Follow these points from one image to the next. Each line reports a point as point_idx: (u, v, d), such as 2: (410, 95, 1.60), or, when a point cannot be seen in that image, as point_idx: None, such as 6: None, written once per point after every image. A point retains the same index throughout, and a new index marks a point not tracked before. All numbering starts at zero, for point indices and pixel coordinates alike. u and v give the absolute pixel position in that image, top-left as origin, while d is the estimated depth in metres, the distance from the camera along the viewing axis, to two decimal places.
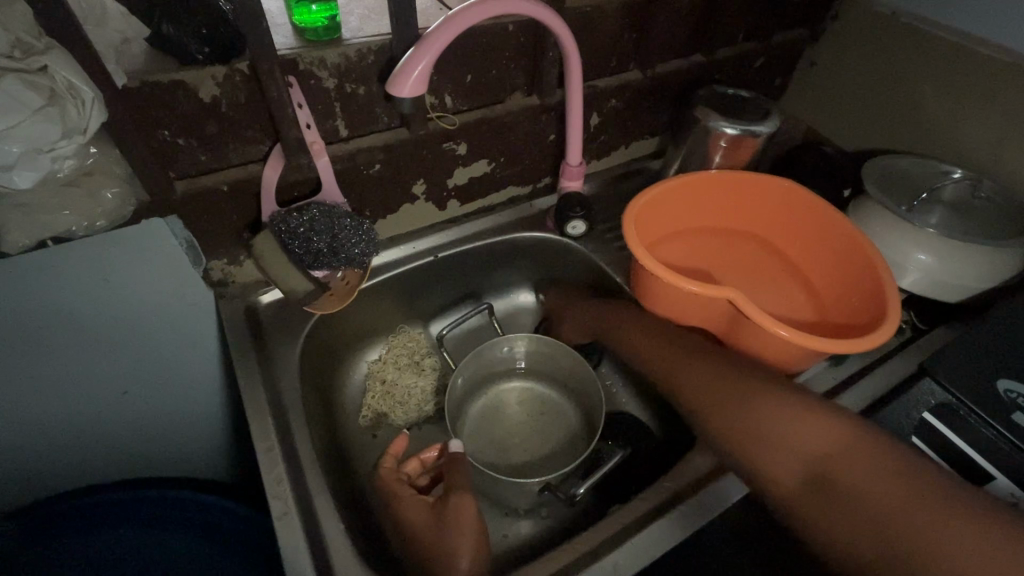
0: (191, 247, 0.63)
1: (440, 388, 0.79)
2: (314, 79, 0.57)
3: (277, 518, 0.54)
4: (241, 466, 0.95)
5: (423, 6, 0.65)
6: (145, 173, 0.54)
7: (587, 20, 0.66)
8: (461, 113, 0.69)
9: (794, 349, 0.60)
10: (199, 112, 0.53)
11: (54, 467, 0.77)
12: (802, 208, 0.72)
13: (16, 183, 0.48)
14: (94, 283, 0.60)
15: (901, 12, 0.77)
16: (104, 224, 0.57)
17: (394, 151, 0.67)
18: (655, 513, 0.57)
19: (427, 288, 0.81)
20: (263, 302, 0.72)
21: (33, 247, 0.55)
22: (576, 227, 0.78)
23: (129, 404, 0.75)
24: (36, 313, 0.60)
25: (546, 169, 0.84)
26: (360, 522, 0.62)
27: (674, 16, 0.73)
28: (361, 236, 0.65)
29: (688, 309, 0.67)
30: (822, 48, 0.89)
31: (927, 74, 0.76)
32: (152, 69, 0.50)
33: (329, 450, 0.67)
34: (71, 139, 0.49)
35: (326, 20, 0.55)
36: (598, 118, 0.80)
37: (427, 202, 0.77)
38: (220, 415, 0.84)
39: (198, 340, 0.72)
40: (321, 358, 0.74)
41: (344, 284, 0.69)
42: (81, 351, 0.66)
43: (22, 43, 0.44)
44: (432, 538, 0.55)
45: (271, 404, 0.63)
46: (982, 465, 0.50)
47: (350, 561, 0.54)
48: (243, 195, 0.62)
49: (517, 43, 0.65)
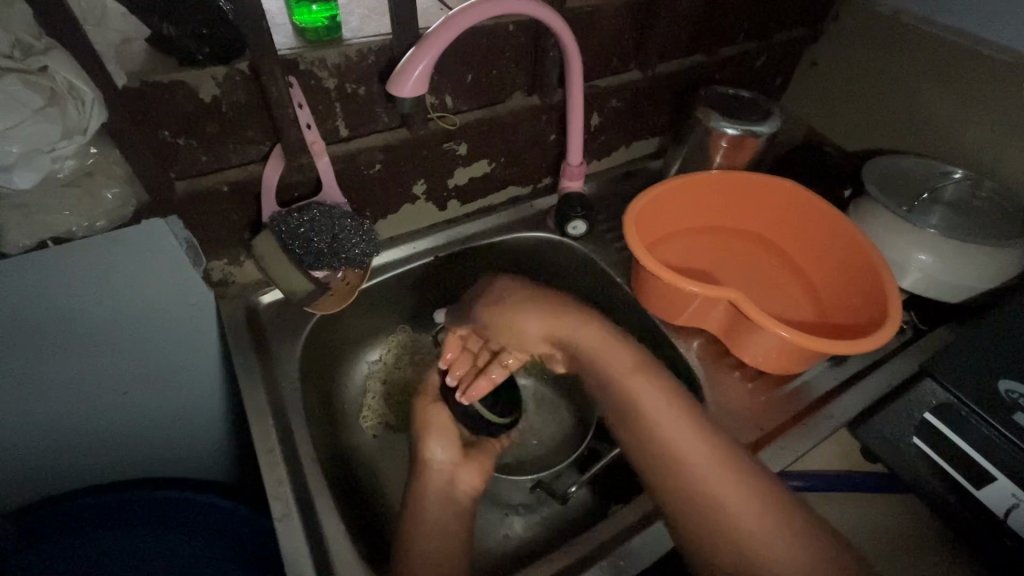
0: (191, 247, 0.63)
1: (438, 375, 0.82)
2: (315, 79, 0.56)
3: (278, 519, 0.54)
4: (241, 466, 0.95)
5: (423, 6, 0.65)
6: (145, 174, 0.54)
7: (588, 20, 0.66)
8: (462, 113, 0.69)
9: (793, 350, 0.60)
10: (199, 112, 0.53)
11: (54, 467, 0.77)
12: (801, 208, 0.72)
13: (16, 183, 0.48)
14: (95, 283, 0.60)
15: (901, 12, 0.77)
16: (104, 224, 0.57)
17: (394, 151, 0.67)
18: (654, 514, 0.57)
19: (428, 288, 0.81)
20: (263, 302, 0.72)
21: (34, 247, 0.54)
22: (576, 227, 0.78)
23: (130, 404, 0.75)
24: (37, 313, 0.59)
25: (546, 170, 0.84)
26: (358, 523, 0.62)
27: (675, 15, 0.72)
28: (361, 236, 0.65)
29: (688, 309, 0.66)
30: (823, 47, 0.88)
31: (927, 73, 0.76)
32: (151, 69, 0.50)
33: (329, 452, 0.67)
34: (71, 139, 0.49)
35: (327, 20, 0.55)
36: (599, 118, 0.80)
37: (428, 202, 0.77)
38: (221, 415, 0.84)
39: (199, 340, 0.72)
40: (321, 360, 0.74)
41: (345, 285, 0.68)
42: (81, 351, 0.66)
43: (22, 43, 0.44)
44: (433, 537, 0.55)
45: (271, 405, 0.63)
46: (981, 465, 0.51)
47: (351, 562, 0.54)
48: (243, 195, 0.62)
49: (517, 43, 0.65)
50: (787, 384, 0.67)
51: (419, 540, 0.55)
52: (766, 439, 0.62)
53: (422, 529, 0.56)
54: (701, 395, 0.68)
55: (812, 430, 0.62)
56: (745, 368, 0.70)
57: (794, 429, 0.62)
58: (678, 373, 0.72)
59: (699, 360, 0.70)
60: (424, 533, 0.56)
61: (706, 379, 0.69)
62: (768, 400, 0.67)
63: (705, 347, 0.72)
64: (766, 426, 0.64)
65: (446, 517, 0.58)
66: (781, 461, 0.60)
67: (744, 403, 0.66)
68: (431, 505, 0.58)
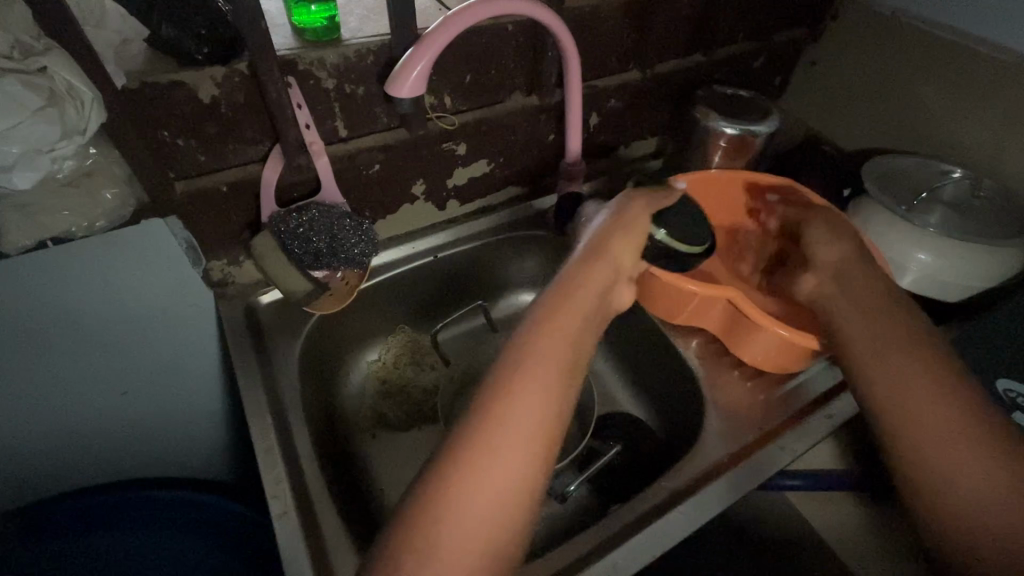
0: (191, 248, 0.62)
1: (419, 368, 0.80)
2: (314, 80, 0.57)
3: (277, 517, 0.54)
4: (241, 467, 0.95)
5: (422, 6, 0.65)
6: (146, 174, 0.54)
7: (587, 20, 0.67)
8: (461, 113, 0.69)
9: (792, 349, 0.61)
10: (199, 113, 0.54)
11: (55, 467, 0.78)
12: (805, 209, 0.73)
13: (16, 183, 0.48)
14: (96, 283, 0.61)
15: (901, 12, 0.77)
16: (103, 224, 0.57)
17: (393, 151, 0.67)
18: (656, 511, 0.57)
19: (427, 288, 0.81)
20: (263, 303, 0.72)
21: (33, 247, 0.55)
22: (576, 227, 0.78)
23: (130, 404, 0.75)
24: (37, 312, 0.60)
25: (546, 169, 0.84)
26: (358, 524, 0.62)
27: (674, 14, 0.73)
28: (361, 236, 0.66)
29: (688, 309, 0.67)
30: (823, 48, 0.88)
31: (928, 71, 0.75)
32: (151, 69, 0.50)
33: (329, 451, 0.67)
34: (71, 139, 0.49)
35: (326, 20, 0.56)
36: (598, 118, 0.80)
37: (427, 202, 0.77)
38: (221, 414, 0.84)
39: (199, 340, 0.72)
40: (322, 359, 0.74)
41: (344, 285, 0.69)
42: (82, 351, 0.66)
43: (22, 44, 0.45)
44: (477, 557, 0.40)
45: (271, 405, 0.63)
46: None
47: (349, 561, 0.54)
48: (243, 195, 0.62)
49: (516, 43, 0.65)
50: (786, 384, 0.68)
51: (461, 519, 0.40)
52: (765, 439, 0.62)
53: (491, 461, 0.42)
54: (700, 394, 0.68)
55: (812, 429, 0.62)
56: (745, 367, 0.70)
57: (793, 429, 0.62)
58: (678, 373, 0.72)
59: (699, 359, 0.70)
60: (494, 467, 0.42)
61: (705, 378, 0.69)
62: (767, 399, 0.67)
63: (705, 346, 0.72)
64: (765, 425, 0.64)
65: (536, 460, 0.44)
66: (779, 462, 0.60)
67: (743, 402, 0.66)
68: (510, 419, 0.45)
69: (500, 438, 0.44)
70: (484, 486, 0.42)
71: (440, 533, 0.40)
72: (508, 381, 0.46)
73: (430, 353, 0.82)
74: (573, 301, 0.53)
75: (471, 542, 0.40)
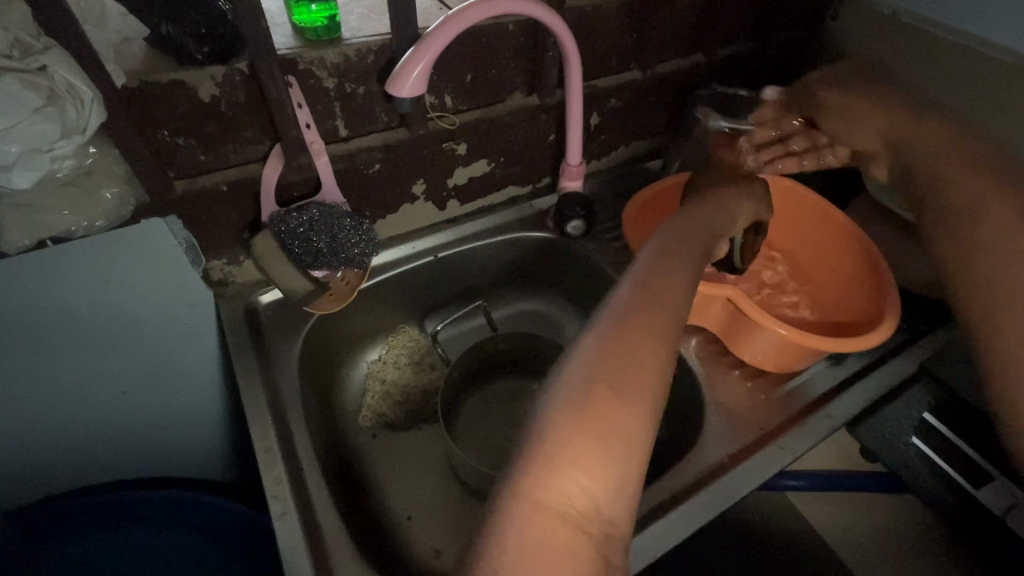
0: (191, 248, 0.63)
1: (419, 367, 0.80)
2: (314, 79, 0.57)
3: (277, 517, 0.54)
4: (239, 468, 0.94)
5: (423, 6, 0.65)
6: (145, 174, 0.54)
7: (587, 20, 0.67)
8: (462, 113, 0.69)
9: (792, 347, 0.62)
10: (199, 112, 0.53)
11: (53, 468, 0.77)
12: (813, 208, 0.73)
13: (15, 183, 0.48)
14: (95, 283, 0.61)
15: (901, 12, 0.77)
16: (103, 224, 0.57)
17: (393, 151, 0.67)
18: (655, 512, 0.56)
19: (427, 288, 0.81)
20: (263, 302, 0.72)
21: (32, 247, 0.54)
22: (576, 227, 0.78)
23: (129, 403, 0.75)
24: (36, 312, 0.60)
25: (546, 169, 0.84)
26: (358, 524, 0.61)
27: (675, 14, 0.73)
28: (361, 236, 0.66)
29: (688, 308, 0.67)
30: (823, 48, 0.88)
31: (930, 72, 0.75)
32: (150, 68, 0.50)
33: (329, 451, 0.67)
34: (71, 139, 0.49)
35: (326, 19, 0.55)
36: (598, 118, 0.80)
37: (427, 202, 0.76)
38: (221, 414, 0.83)
39: (199, 339, 0.72)
40: (322, 359, 0.74)
41: (344, 284, 0.69)
42: (82, 351, 0.66)
43: (22, 43, 0.44)
44: (595, 507, 0.33)
45: (271, 405, 0.63)
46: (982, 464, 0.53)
47: (349, 561, 0.54)
48: (242, 195, 0.62)
49: (517, 43, 0.65)
50: (786, 384, 0.67)
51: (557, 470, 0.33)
52: (766, 439, 0.62)
53: (626, 374, 0.37)
54: (700, 394, 0.68)
55: (811, 430, 0.62)
56: (745, 367, 0.70)
57: (793, 429, 0.62)
58: (677, 373, 0.72)
59: (698, 359, 0.70)
60: (628, 377, 0.37)
61: (705, 379, 0.68)
62: (767, 399, 0.67)
63: (704, 346, 0.72)
64: (765, 425, 0.64)
65: (663, 391, 0.38)
66: (779, 461, 0.60)
67: (743, 403, 0.66)
68: (638, 338, 0.39)
69: (638, 355, 0.38)
70: (620, 396, 0.36)
71: (578, 438, 0.34)
72: (620, 328, 0.39)
73: (432, 353, 0.82)
74: (683, 251, 0.50)
75: (605, 458, 0.34)
